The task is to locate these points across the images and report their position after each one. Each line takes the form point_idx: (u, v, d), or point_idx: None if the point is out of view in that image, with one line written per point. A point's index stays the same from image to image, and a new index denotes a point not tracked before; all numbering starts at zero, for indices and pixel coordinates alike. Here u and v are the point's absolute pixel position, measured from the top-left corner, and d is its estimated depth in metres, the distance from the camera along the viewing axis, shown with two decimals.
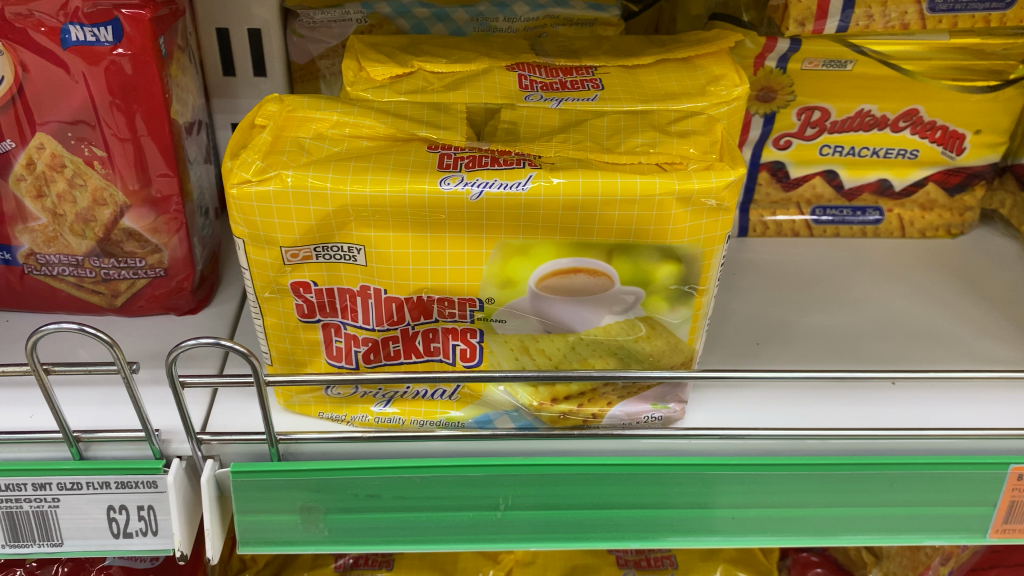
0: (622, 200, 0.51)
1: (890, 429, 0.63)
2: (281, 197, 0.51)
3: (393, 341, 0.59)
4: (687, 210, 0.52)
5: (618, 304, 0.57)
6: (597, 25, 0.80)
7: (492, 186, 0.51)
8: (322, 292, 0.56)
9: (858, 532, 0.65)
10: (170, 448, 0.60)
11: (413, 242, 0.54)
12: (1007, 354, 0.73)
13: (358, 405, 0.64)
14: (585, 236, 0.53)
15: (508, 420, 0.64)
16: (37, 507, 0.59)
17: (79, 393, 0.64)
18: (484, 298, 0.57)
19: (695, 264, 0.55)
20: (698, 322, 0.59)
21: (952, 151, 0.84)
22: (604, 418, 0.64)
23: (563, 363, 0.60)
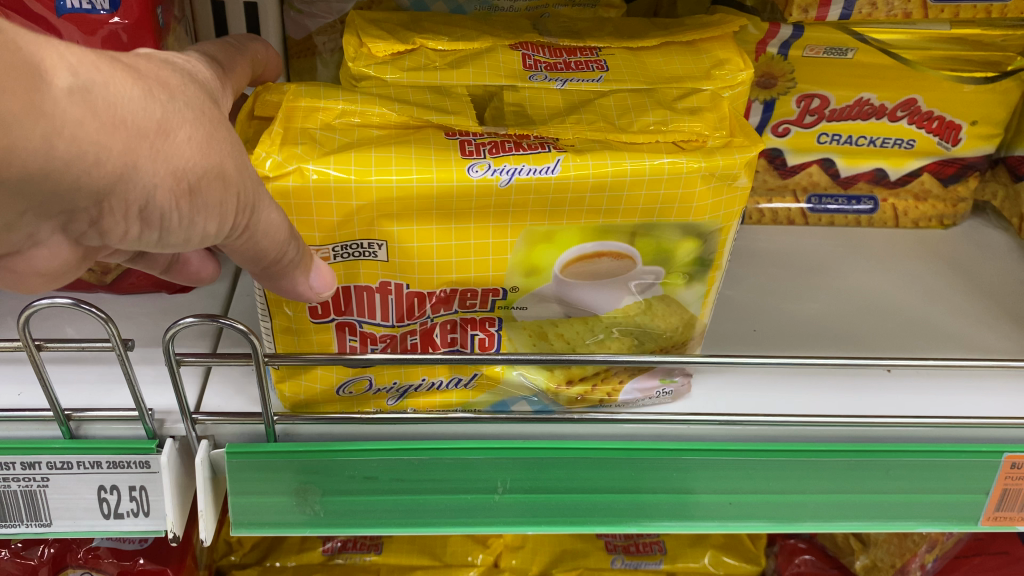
0: (648, 179, 0.52)
1: (888, 416, 0.63)
2: (302, 193, 0.49)
3: (411, 335, 0.59)
4: (709, 185, 0.54)
5: (637, 283, 0.59)
6: (599, 7, 0.79)
7: (521, 172, 0.51)
8: (337, 292, 0.55)
9: (852, 519, 0.66)
10: (164, 427, 0.59)
11: (437, 235, 0.53)
12: (999, 343, 0.74)
13: (370, 399, 0.63)
14: (610, 221, 0.54)
15: (524, 405, 0.64)
16: (25, 486, 0.58)
17: (69, 371, 0.63)
18: (508, 287, 0.57)
19: (713, 236, 0.57)
20: (709, 298, 0.61)
21: (947, 142, 0.85)
22: (622, 393, 0.64)
23: (582, 345, 0.61)
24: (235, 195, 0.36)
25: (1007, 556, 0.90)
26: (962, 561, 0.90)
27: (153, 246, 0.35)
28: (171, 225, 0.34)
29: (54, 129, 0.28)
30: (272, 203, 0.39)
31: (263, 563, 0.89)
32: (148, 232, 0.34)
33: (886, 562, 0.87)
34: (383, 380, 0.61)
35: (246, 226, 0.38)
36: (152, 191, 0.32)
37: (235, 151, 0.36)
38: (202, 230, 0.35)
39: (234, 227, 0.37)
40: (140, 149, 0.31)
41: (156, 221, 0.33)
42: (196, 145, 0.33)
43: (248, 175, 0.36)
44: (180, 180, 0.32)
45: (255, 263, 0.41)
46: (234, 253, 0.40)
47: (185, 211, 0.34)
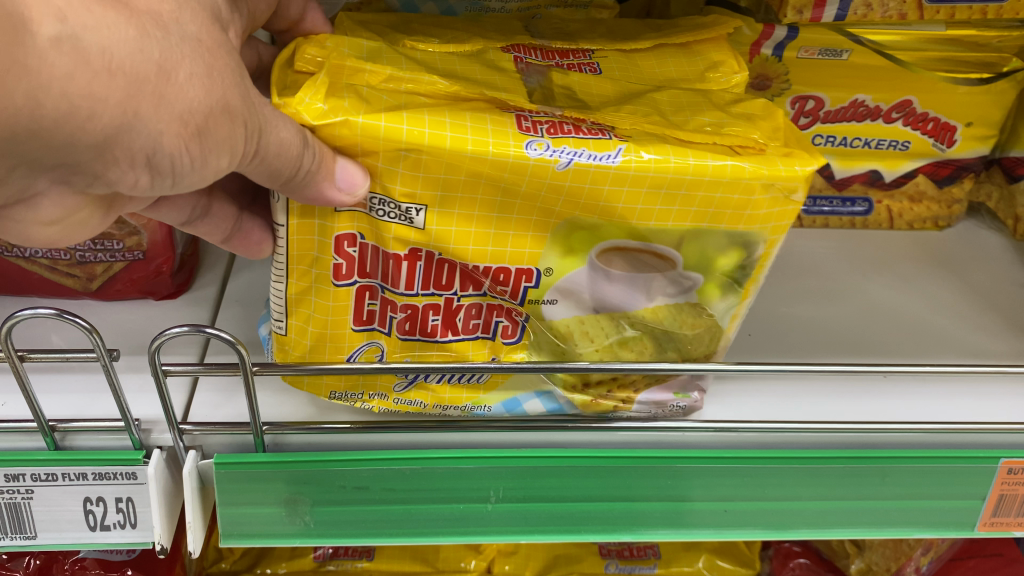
0: (708, 180, 0.50)
1: (884, 422, 0.63)
2: (346, 143, 0.48)
3: (433, 313, 0.57)
4: (765, 197, 0.51)
5: (673, 287, 0.56)
6: (591, 8, 0.78)
7: (581, 156, 0.49)
8: (364, 248, 0.54)
9: (847, 526, 0.65)
10: (151, 437, 0.58)
11: (479, 206, 0.52)
12: (995, 346, 0.73)
13: (377, 381, 0.60)
14: (661, 222, 0.52)
15: (539, 403, 0.62)
16: (10, 498, 0.57)
17: (53, 380, 0.62)
18: (543, 268, 0.55)
19: (756, 254, 0.54)
20: (740, 314, 0.58)
21: (942, 143, 0.84)
22: (635, 402, 0.62)
23: (604, 344, 0.59)
24: (237, 125, 0.41)
25: (1002, 557, 0.90)
26: (957, 564, 0.90)
27: (170, 188, 0.42)
28: (180, 167, 0.40)
29: (45, 89, 0.34)
30: (281, 122, 0.44)
31: (254, 570, 0.88)
32: (162, 177, 0.40)
33: (882, 566, 0.88)
34: (394, 356, 0.59)
35: (255, 151, 0.43)
36: (155, 136, 0.38)
37: (231, 81, 0.41)
38: (214, 164, 0.41)
39: (243, 153, 0.43)
40: (136, 95, 0.37)
41: (164, 165, 0.40)
42: (189, 83, 0.38)
43: (251, 103, 0.42)
44: (179, 123, 0.38)
45: (275, 181, 0.47)
46: (253, 174, 0.46)
47: (190, 150, 0.40)
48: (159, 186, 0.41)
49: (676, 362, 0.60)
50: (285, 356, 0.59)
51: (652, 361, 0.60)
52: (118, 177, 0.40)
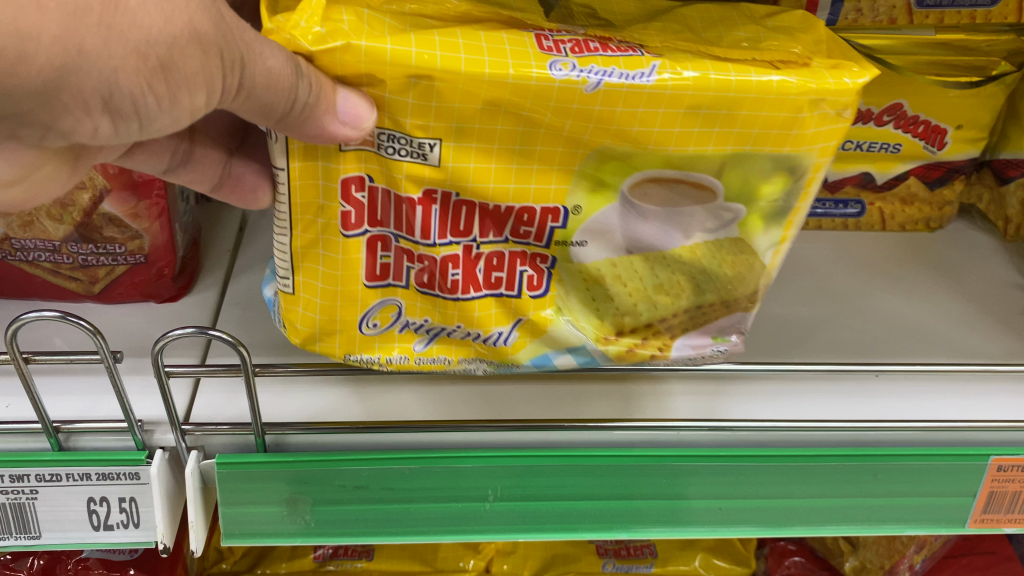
0: (752, 97, 0.46)
1: (875, 421, 0.64)
2: (348, 63, 0.43)
3: (453, 266, 0.52)
4: (812, 113, 0.47)
5: (711, 220, 0.52)
6: None
7: (611, 75, 0.45)
8: (374, 193, 0.49)
9: (840, 523, 0.66)
10: (154, 437, 0.58)
11: (501, 137, 0.47)
12: (985, 346, 0.74)
13: (395, 344, 0.56)
14: (699, 147, 0.48)
15: (569, 358, 0.57)
16: (14, 499, 0.58)
17: (56, 382, 0.62)
18: (570, 206, 0.51)
19: (802, 182, 0.50)
20: (783, 247, 0.54)
21: (933, 146, 0.85)
22: (673, 349, 0.58)
23: (639, 287, 0.55)
24: (211, 56, 0.39)
25: (994, 555, 0.91)
26: (950, 561, 0.91)
27: (138, 131, 0.40)
28: (144, 106, 0.39)
29: None
30: (267, 50, 0.41)
31: (255, 570, 0.89)
32: (125, 120, 0.39)
33: (876, 563, 0.87)
34: (413, 314, 0.55)
35: (239, 84, 0.41)
36: (111, 73, 0.36)
37: (199, 5, 0.38)
38: (190, 101, 0.40)
39: (225, 88, 0.41)
40: (81, 30, 0.35)
41: (125, 106, 0.38)
42: (143, 8, 0.36)
43: (228, 31, 0.39)
44: (135, 57, 0.36)
45: (271, 121, 0.44)
46: (246, 111, 0.43)
47: (152, 88, 0.38)
48: (124, 130, 0.40)
49: (716, 303, 0.56)
50: (293, 317, 0.54)
51: (689, 304, 0.56)
52: (82, 124, 0.39)
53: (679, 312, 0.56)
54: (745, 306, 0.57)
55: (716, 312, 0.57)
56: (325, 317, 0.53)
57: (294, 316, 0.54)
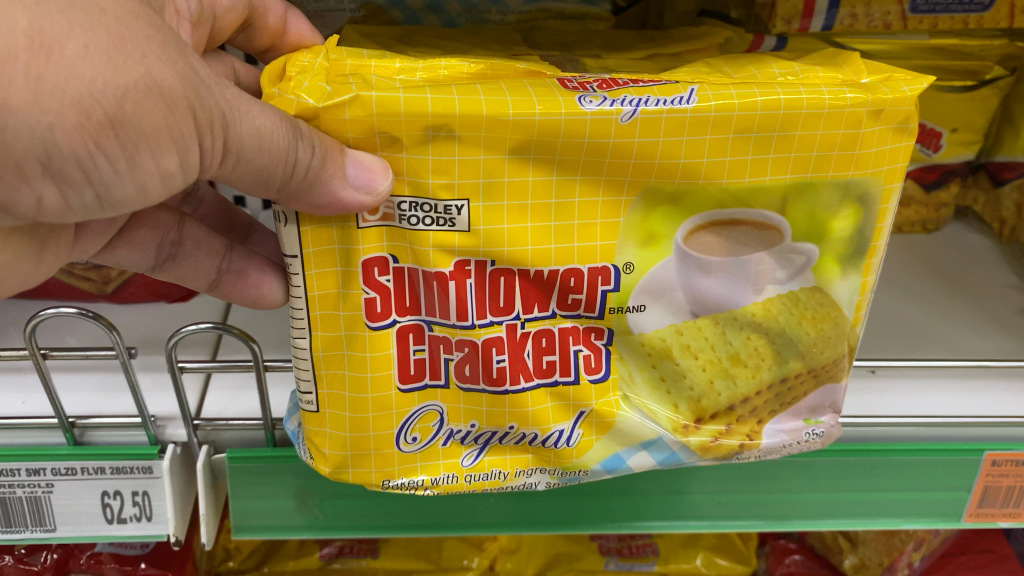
0: (806, 114, 0.44)
1: (874, 417, 0.65)
2: (360, 121, 0.41)
3: (497, 351, 0.49)
4: (876, 128, 0.45)
5: (786, 266, 0.50)
6: (588, 20, 0.80)
7: (648, 103, 0.43)
8: (400, 274, 0.46)
9: (837, 517, 0.68)
10: (166, 432, 0.60)
11: (535, 189, 0.45)
12: (980, 345, 0.75)
13: (440, 462, 0.52)
14: (757, 178, 0.46)
15: (646, 456, 0.53)
16: (31, 492, 0.59)
17: (72, 380, 0.64)
18: (621, 264, 0.48)
19: (873, 209, 0.48)
20: (865, 298, 0.52)
21: (928, 148, 0.88)
22: (763, 436, 0.54)
23: (712, 358, 0.52)
24: (180, 113, 0.36)
25: (992, 553, 0.92)
26: (949, 559, 0.92)
27: (93, 201, 0.37)
28: (98, 170, 0.35)
29: None
30: (255, 109, 0.39)
31: (261, 568, 0.90)
32: (75, 187, 0.35)
33: (875, 561, 0.88)
34: (456, 420, 0.51)
35: (220, 146, 0.39)
36: (52, 132, 0.32)
37: (159, 55, 0.35)
38: (153, 162, 0.36)
39: (202, 151, 0.38)
40: (5, 81, 0.30)
41: (71, 171, 0.34)
42: (84, 57, 0.32)
43: (201, 89, 0.37)
44: (79, 111, 0.32)
45: (266, 187, 0.42)
46: (228, 173, 0.41)
47: (101, 146, 0.34)
48: (75, 200, 0.36)
49: (802, 373, 0.53)
50: (320, 442, 0.51)
51: (771, 376, 0.53)
52: (26, 192, 0.35)
53: (762, 388, 0.53)
54: (834, 374, 0.54)
55: (803, 386, 0.54)
56: (358, 431, 0.50)
57: (321, 439, 0.51)
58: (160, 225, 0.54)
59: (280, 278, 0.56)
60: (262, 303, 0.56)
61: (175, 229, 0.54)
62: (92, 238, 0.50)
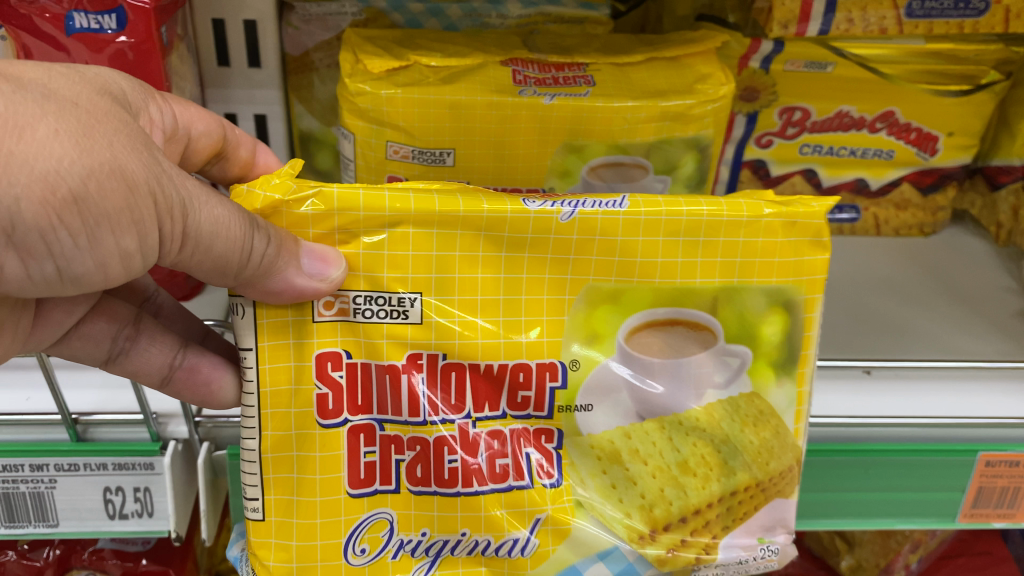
0: (726, 222, 0.48)
1: (868, 416, 0.66)
2: (321, 218, 0.46)
3: (448, 451, 0.49)
4: (792, 238, 0.49)
5: (722, 372, 0.51)
6: (587, 23, 0.81)
7: (584, 205, 0.47)
8: (354, 368, 0.48)
9: (832, 517, 0.68)
10: (168, 430, 0.60)
11: (484, 286, 0.48)
12: (976, 347, 0.75)
13: (390, 575, 0.51)
14: (688, 279, 0.49)
15: (602, 568, 0.51)
16: (34, 488, 0.60)
17: (75, 377, 0.65)
18: (568, 362, 0.50)
19: (799, 316, 0.51)
20: (804, 406, 0.52)
21: (926, 152, 0.88)
22: (719, 550, 0.53)
23: (661, 466, 0.51)
24: (141, 197, 0.38)
25: (990, 556, 0.92)
26: (945, 562, 0.92)
27: (55, 272, 0.39)
28: (59, 243, 0.37)
29: None
30: (214, 200, 0.42)
31: None
32: (37, 258, 0.37)
33: (871, 562, 0.89)
34: (407, 529, 0.50)
35: (181, 232, 0.41)
36: (17, 205, 0.35)
37: (124, 147, 0.38)
38: (115, 241, 0.39)
39: (162, 236, 0.40)
40: None
41: (34, 241, 0.36)
42: (52, 138, 0.35)
43: (165, 179, 0.40)
44: (45, 187, 0.35)
45: (225, 275, 0.44)
46: (187, 262, 0.43)
47: (63, 220, 0.36)
48: (37, 270, 0.38)
49: (750, 486, 0.52)
50: (265, 552, 0.50)
51: (722, 489, 0.52)
52: None
53: (713, 500, 0.52)
54: (782, 489, 0.53)
55: (753, 501, 0.53)
56: (307, 540, 0.50)
57: (266, 551, 0.50)
58: (117, 318, 0.56)
59: (234, 373, 0.56)
60: (213, 400, 0.56)
61: (131, 323, 0.56)
62: (48, 329, 0.52)
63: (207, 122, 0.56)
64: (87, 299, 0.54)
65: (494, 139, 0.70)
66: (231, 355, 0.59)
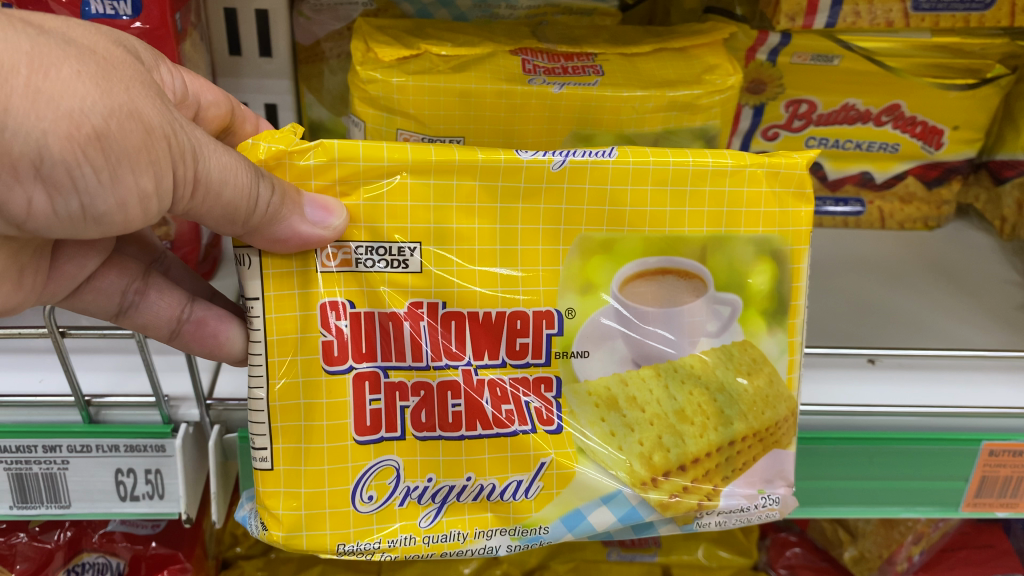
0: (713, 172, 0.51)
1: (875, 405, 0.66)
2: (323, 169, 0.47)
3: (452, 396, 0.51)
4: (775, 188, 0.52)
5: (713, 321, 0.53)
6: (596, 15, 0.82)
7: (575, 154, 0.49)
8: (358, 318, 0.49)
9: (835, 505, 0.69)
10: (179, 412, 0.61)
11: (481, 237, 0.50)
12: (981, 338, 0.76)
13: (397, 524, 0.51)
14: (677, 228, 0.51)
15: (607, 512, 0.53)
16: (46, 469, 0.61)
17: (88, 360, 0.65)
18: (563, 309, 0.51)
19: (786, 268, 0.53)
20: (795, 355, 0.55)
21: (931, 146, 0.88)
22: (720, 497, 0.55)
23: (659, 414, 0.53)
24: (158, 139, 0.39)
25: (992, 549, 0.93)
26: (948, 554, 0.92)
27: (79, 210, 0.39)
28: (84, 182, 0.37)
29: None
30: (221, 150, 0.43)
31: (267, 555, 0.90)
32: (63, 194, 0.38)
33: (874, 553, 0.89)
34: (413, 476, 0.51)
35: (195, 178, 0.42)
36: (45, 139, 0.35)
37: (140, 93, 0.39)
38: (135, 183, 0.39)
39: (176, 179, 0.41)
40: (7, 88, 0.33)
41: (60, 176, 0.37)
42: (75, 79, 0.36)
43: (179, 126, 0.41)
44: (70, 123, 0.35)
45: (234, 222, 0.44)
46: (198, 210, 0.44)
47: (89, 159, 0.37)
48: (62, 207, 0.38)
49: (748, 435, 0.55)
50: (272, 503, 0.50)
51: (720, 437, 0.54)
52: (17, 197, 0.37)
53: (712, 448, 0.54)
54: (781, 439, 0.55)
55: (751, 450, 0.55)
56: (315, 487, 0.50)
57: (275, 501, 0.50)
58: (126, 272, 0.57)
59: (241, 326, 0.57)
60: (221, 352, 0.57)
61: (140, 278, 0.57)
62: (63, 282, 0.52)
63: (218, 93, 0.58)
64: (100, 254, 0.54)
65: (503, 128, 0.70)
66: (239, 311, 0.60)
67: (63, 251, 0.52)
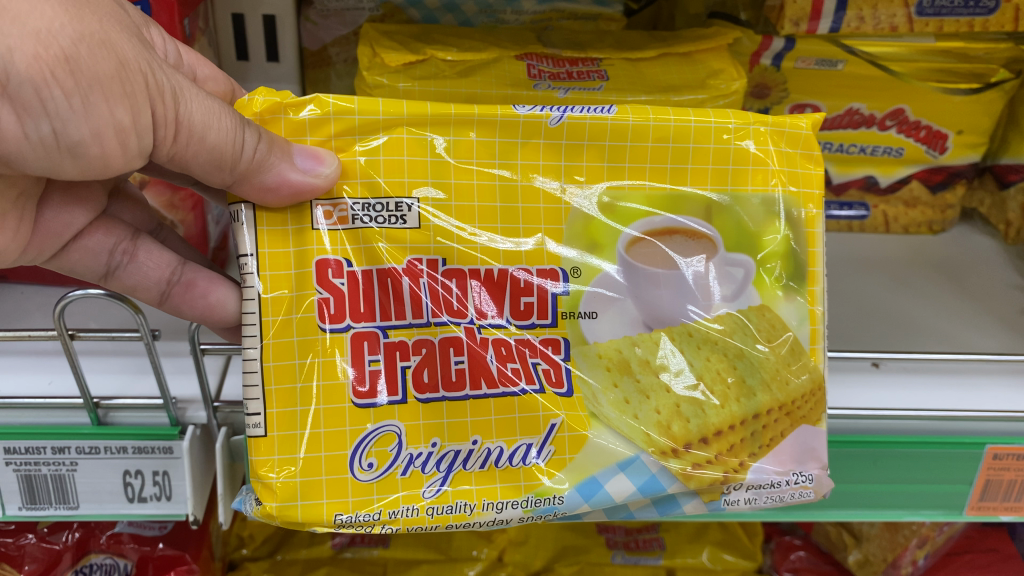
0: (715, 131, 0.53)
1: (889, 410, 0.65)
2: (320, 124, 0.50)
3: (454, 352, 0.51)
4: (781, 146, 0.54)
5: (726, 284, 0.54)
6: (600, 20, 0.83)
7: (573, 110, 0.52)
8: (354, 276, 0.50)
9: (841, 508, 0.69)
10: (186, 415, 0.61)
11: (481, 194, 0.52)
12: (986, 342, 0.75)
13: (399, 495, 0.49)
14: (677, 183, 0.53)
15: (625, 480, 0.51)
16: (55, 470, 0.61)
17: (97, 361, 0.66)
18: (568, 268, 0.52)
19: (801, 231, 0.55)
20: (816, 323, 0.55)
21: (935, 150, 0.89)
22: (748, 471, 0.53)
23: (677, 383, 0.53)
24: (132, 73, 0.41)
25: (997, 553, 0.93)
26: (953, 558, 0.92)
27: (51, 135, 0.41)
28: (52, 105, 0.39)
29: None
30: (196, 96, 0.45)
31: (274, 557, 0.90)
32: (33, 117, 0.39)
33: (879, 557, 0.89)
34: (415, 442, 0.50)
35: (169, 117, 0.44)
36: (14, 57, 0.37)
37: (114, 28, 0.41)
38: (104, 111, 0.41)
39: (155, 118, 0.43)
40: None
41: (29, 97, 0.38)
42: (44, 2, 0.38)
43: (154, 66, 0.43)
44: (38, 43, 0.37)
45: (221, 169, 0.47)
46: (170, 149, 0.46)
47: (58, 81, 0.39)
48: (33, 130, 0.40)
49: (773, 408, 0.54)
50: (266, 470, 0.49)
51: (745, 410, 0.53)
52: None
53: (735, 421, 0.53)
54: (807, 414, 0.54)
55: (778, 425, 0.54)
56: (312, 452, 0.49)
57: (268, 468, 0.49)
58: (114, 232, 0.57)
59: (232, 290, 0.58)
60: (213, 315, 0.58)
61: (128, 238, 0.58)
62: (47, 240, 0.54)
63: (215, 70, 0.61)
64: (83, 209, 0.55)
65: None
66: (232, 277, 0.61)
67: (47, 207, 0.53)
